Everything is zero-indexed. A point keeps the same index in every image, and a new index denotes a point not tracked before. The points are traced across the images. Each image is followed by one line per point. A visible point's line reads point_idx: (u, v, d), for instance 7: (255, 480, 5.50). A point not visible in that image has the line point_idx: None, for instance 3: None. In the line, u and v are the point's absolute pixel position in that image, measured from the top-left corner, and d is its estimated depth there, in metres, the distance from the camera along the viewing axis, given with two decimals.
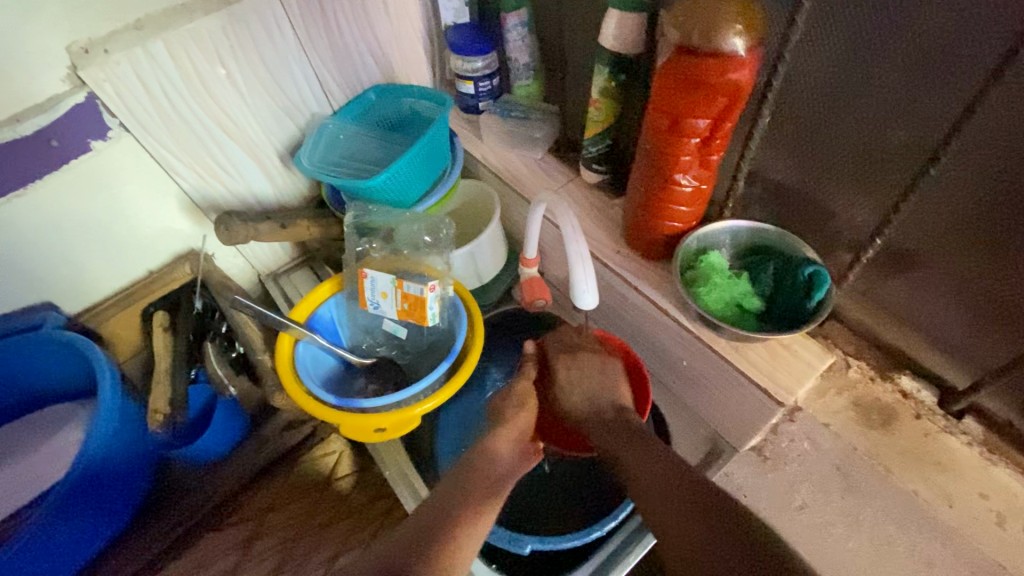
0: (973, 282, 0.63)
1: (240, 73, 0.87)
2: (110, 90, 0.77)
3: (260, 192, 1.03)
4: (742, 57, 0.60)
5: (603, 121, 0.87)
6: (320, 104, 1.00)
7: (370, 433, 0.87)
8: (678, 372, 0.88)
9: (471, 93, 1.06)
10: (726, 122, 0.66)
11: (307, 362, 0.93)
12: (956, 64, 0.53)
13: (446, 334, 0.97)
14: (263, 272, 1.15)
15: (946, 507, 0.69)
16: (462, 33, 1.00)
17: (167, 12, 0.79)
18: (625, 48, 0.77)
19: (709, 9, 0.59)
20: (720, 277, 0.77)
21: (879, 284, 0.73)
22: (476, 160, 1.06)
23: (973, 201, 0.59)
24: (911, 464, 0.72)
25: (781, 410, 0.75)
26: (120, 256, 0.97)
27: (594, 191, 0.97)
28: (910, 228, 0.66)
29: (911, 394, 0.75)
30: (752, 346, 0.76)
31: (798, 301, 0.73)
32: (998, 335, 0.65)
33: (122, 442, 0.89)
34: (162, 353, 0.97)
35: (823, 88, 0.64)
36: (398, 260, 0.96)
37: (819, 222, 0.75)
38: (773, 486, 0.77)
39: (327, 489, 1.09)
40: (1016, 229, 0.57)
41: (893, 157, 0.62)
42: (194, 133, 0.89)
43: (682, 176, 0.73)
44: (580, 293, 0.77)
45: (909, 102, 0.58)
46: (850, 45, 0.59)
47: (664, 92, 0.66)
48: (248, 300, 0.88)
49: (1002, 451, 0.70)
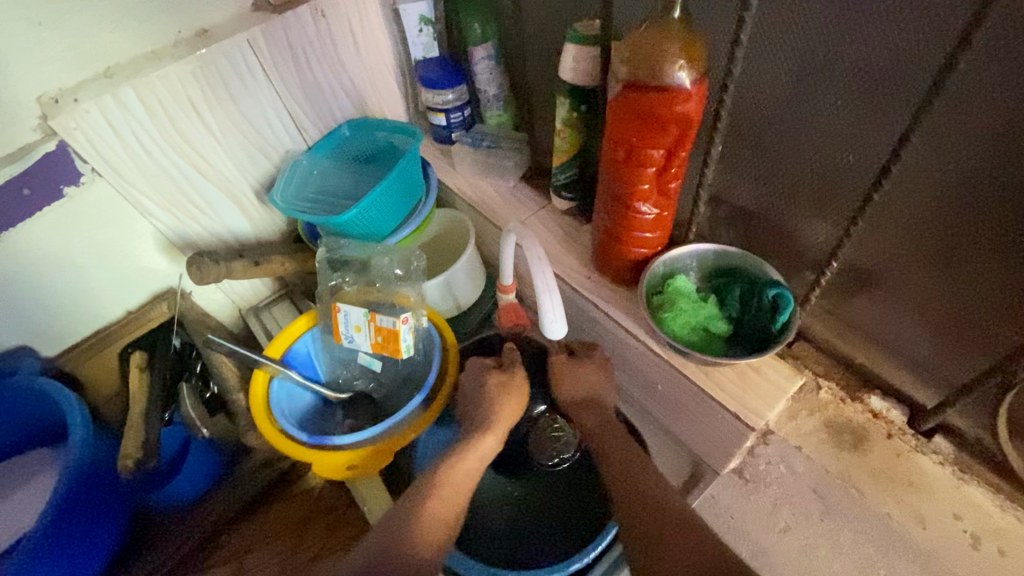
0: (932, 300, 0.63)
1: (211, 116, 0.88)
2: (81, 138, 0.78)
3: (237, 229, 1.04)
4: (689, 89, 0.62)
5: (568, 150, 0.88)
6: (294, 141, 1.01)
7: (344, 470, 0.87)
8: (654, 397, 0.86)
9: (443, 124, 1.07)
10: (681, 150, 0.67)
11: (282, 399, 0.93)
12: (897, 90, 0.54)
13: (422, 365, 0.98)
14: (243, 307, 1.15)
15: (919, 528, 0.68)
16: (431, 67, 1.01)
17: (137, 61, 0.80)
18: (583, 79, 0.78)
19: (654, 44, 0.61)
20: (686, 302, 0.77)
21: (844, 304, 0.73)
22: (450, 189, 1.07)
23: (925, 222, 0.59)
24: (884, 485, 0.71)
25: (752, 434, 0.74)
26: (93, 299, 0.96)
27: (566, 218, 0.98)
28: (868, 248, 0.66)
29: (881, 413, 0.75)
30: (721, 370, 0.76)
31: (764, 324, 0.73)
32: (962, 352, 0.64)
33: (95, 488, 0.88)
34: (137, 393, 0.95)
35: (772, 114, 0.65)
36: (370, 292, 0.98)
37: (783, 245, 0.75)
38: (755, 508, 0.77)
39: (311, 526, 1.09)
40: (969, 246, 0.57)
41: (846, 180, 0.63)
42: (167, 176, 0.90)
43: (643, 204, 0.73)
44: (547, 322, 0.76)
45: (860, 128, 0.58)
46: (795, 72, 0.60)
47: (621, 124, 0.67)
48: (221, 339, 0.89)
49: (973, 469, 0.70)
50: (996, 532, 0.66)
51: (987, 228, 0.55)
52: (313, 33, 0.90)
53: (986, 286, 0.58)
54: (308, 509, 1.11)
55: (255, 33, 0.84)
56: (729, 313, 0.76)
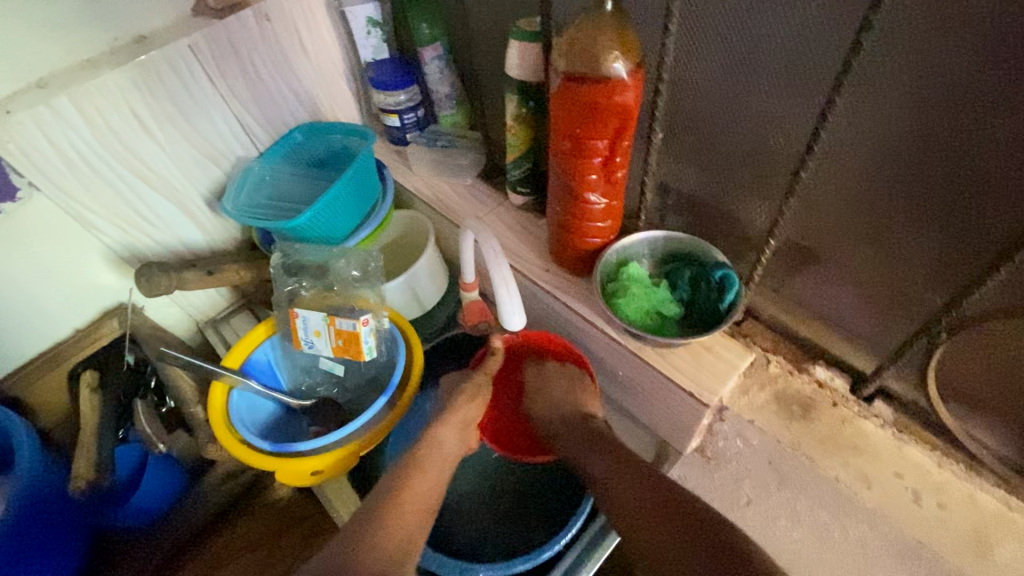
0: (865, 271, 0.67)
1: (154, 124, 0.85)
2: (14, 151, 0.75)
3: (189, 240, 1.01)
4: (627, 80, 0.64)
5: (520, 146, 0.89)
6: (244, 147, 0.99)
7: (308, 476, 0.86)
8: (615, 382, 0.88)
9: (397, 125, 1.07)
10: (624, 140, 0.69)
11: (242, 408, 0.92)
12: (814, 74, 0.57)
13: (386, 367, 0.97)
14: (201, 319, 1.12)
15: (865, 488, 0.72)
16: (383, 69, 1.00)
17: (70, 70, 0.78)
18: (529, 75, 0.80)
19: (591, 38, 0.63)
20: (638, 287, 0.79)
21: (787, 283, 0.77)
22: (407, 190, 1.07)
23: (852, 196, 0.63)
24: (832, 451, 0.75)
25: (708, 411, 0.77)
26: (37, 320, 0.93)
27: (523, 213, 0.99)
28: (803, 227, 0.69)
29: (825, 382, 0.79)
30: (675, 351, 0.79)
31: (712, 304, 0.76)
32: (897, 319, 0.68)
33: (43, 515, 0.84)
34: (88, 414, 0.91)
35: (707, 100, 0.67)
36: (328, 296, 0.96)
37: (727, 228, 0.78)
38: (719, 486, 0.79)
39: (282, 537, 1.08)
40: (892, 218, 0.61)
41: (779, 163, 0.66)
42: (111, 188, 0.87)
43: (591, 194, 0.75)
44: (507, 315, 0.78)
45: (784, 112, 0.62)
46: (723, 59, 0.63)
47: (564, 117, 0.69)
48: (177, 351, 0.87)
49: (912, 430, 0.74)
50: (934, 487, 0.71)
51: (906, 199, 0.58)
52: (258, 38, 0.89)
53: (911, 252, 0.62)
54: (280, 518, 1.10)
55: (196, 38, 0.83)
56: (680, 297, 0.79)
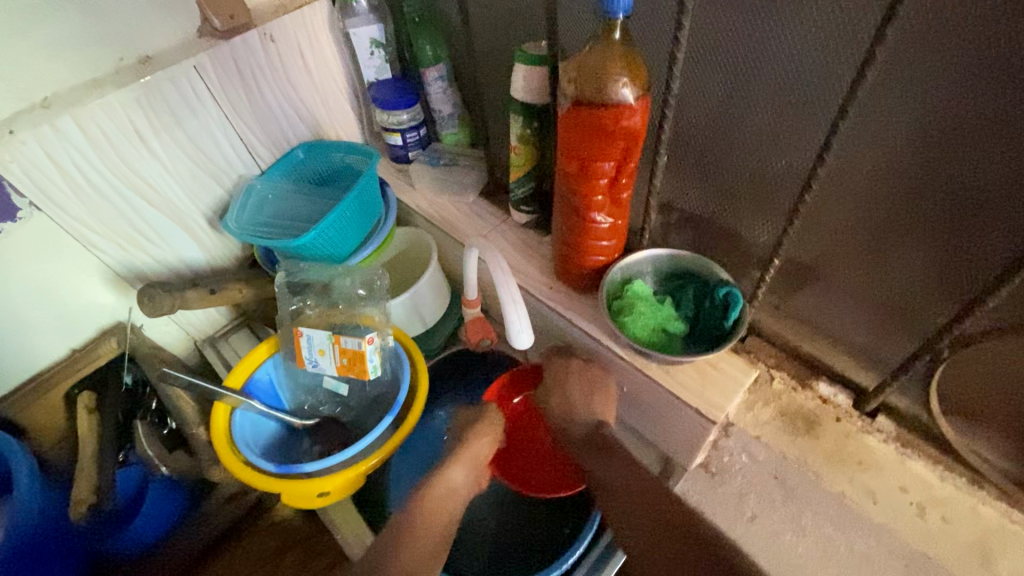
0: (865, 289, 0.69)
1: (159, 144, 0.86)
2: (17, 170, 0.74)
3: (191, 259, 1.01)
4: (633, 105, 0.65)
5: (524, 165, 0.90)
6: (247, 165, 0.99)
7: (314, 497, 0.85)
8: (622, 399, 0.89)
9: (399, 144, 1.08)
10: (630, 162, 0.71)
11: (245, 429, 0.91)
12: (816, 100, 0.59)
13: (390, 385, 0.96)
14: (199, 337, 1.11)
15: (872, 503, 0.73)
16: (386, 88, 1.01)
17: (75, 90, 0.78)
18: (535, 98, 0.81)
19: (599, 64, 0.65)
20: (644, 304, 0.79)
21: (789, 299, 0.78)
22: (410, 208, 1.08)
23: (853, 217, 0.65)
24: (837, 465, 0.76)
25: (715, 428, 0.78)
26: (33, 340, 0.91)
27: (526, 231, 1.00)
28: (805, 246, 0.71)
29: (830, 399, 0.81)
30: (681, 368, 0.79)
31: (716, 322, 0.77)
32: (897, 335, 0.70)
33: (39, 544, 0.82)
34: (86, 435, 0.94)
35: (711, 123, 0.70)
36: (333, 314, 0.97)
37: (730, 247, 0.80)
38: (722, 500, 0.79)
39: (282, 563, 1.06)
40: (892, 237, 0.63)
41: (781, 184, 0.68)
42: (113, 207, 0.86)
43: (597, 214, 0.76)
44: (515, 333, 0.77)
45: (787, 135, 0.64)
46: (726, 85, 0.65)
47: (572, 139, 0.70)
48: (177, 371, 0.86)
49: (914, 445, 0.76)
50: (938, 500, 0.72)
51: (907, 219, 0.60)
52: (263, 57, 0.89)
53: (910, 271, 0.64)
54: (279, 541, 1.08)
55: (204, 59, 0.83)
56: (685, 314, 0.80)
